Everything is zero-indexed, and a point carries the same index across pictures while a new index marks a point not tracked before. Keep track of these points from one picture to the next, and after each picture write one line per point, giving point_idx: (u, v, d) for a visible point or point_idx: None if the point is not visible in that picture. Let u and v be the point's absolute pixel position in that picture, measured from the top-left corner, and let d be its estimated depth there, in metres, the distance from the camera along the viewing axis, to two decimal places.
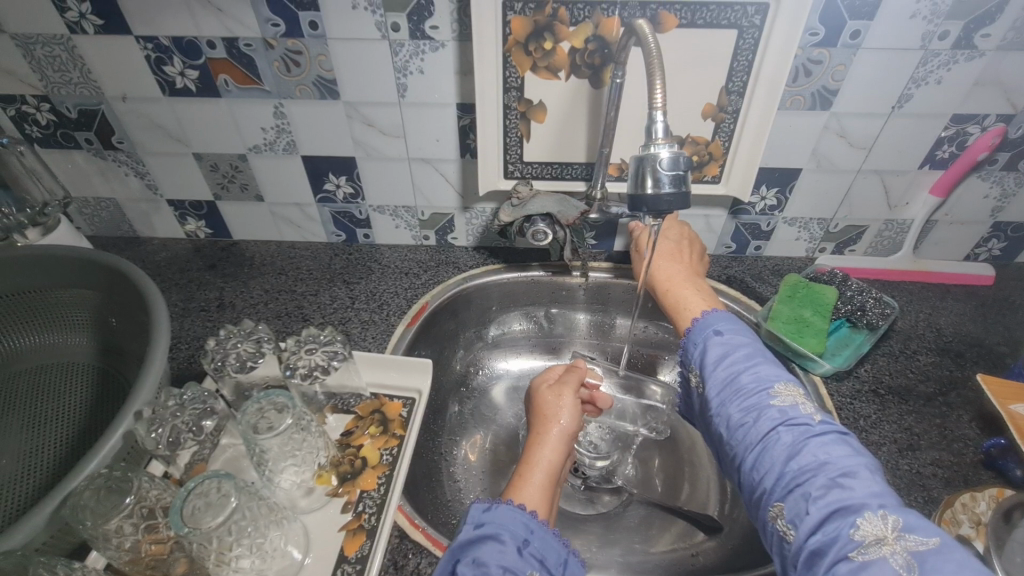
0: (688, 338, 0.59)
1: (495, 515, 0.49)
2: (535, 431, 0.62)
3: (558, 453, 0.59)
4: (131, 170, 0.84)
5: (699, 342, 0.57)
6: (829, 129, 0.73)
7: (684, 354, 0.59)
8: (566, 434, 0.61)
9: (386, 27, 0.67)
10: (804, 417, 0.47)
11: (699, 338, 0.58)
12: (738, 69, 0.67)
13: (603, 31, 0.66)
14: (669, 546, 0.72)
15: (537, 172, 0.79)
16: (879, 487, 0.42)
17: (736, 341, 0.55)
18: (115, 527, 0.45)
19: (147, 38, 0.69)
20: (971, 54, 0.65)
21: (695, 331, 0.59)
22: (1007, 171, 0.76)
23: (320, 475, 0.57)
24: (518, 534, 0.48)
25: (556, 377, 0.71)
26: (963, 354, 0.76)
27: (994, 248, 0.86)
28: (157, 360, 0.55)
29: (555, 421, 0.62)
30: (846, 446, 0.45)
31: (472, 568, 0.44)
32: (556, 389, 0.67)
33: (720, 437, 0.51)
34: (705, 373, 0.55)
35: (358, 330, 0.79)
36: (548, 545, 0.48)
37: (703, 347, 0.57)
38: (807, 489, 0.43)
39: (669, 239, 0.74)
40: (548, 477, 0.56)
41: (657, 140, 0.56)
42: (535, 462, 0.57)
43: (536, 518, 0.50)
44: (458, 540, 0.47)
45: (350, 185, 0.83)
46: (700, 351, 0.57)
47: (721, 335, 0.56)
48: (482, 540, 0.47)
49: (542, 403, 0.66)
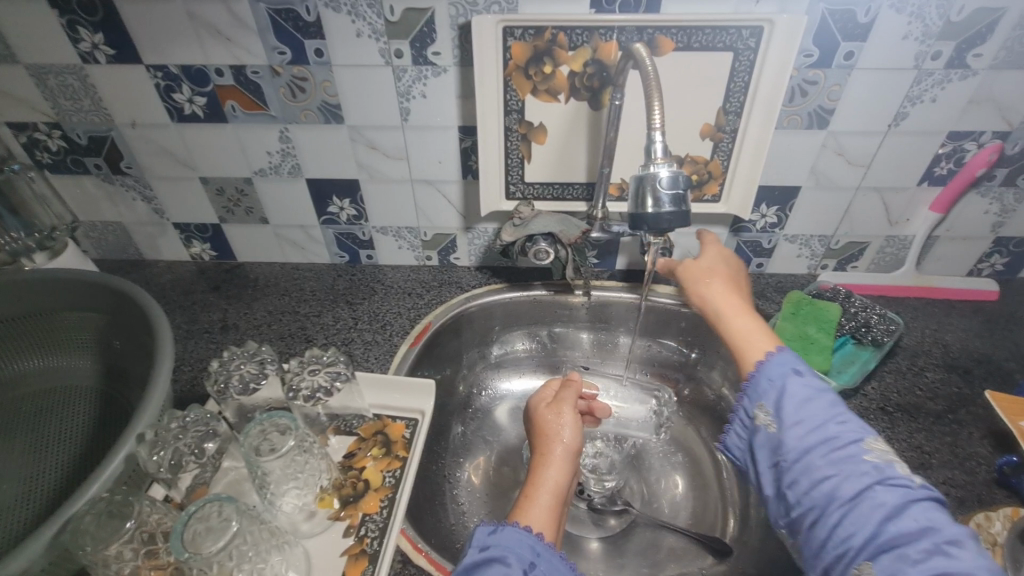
0: (759, 373, 0.56)
1: (500, 537, 0.48)
2: (536, 451, 0.62)
3: (563, 470, 0.59)
4: (139, 195, 0.85)
5: (775, 380, 0.54)
6: (827, 147, 0.74)
7: (753, 390, 0.55)
8: (569, 450, 0.61)
9: (390, 53, 0.68)
10: (902, 477, 0.46)
11: (776, 378, 0.55)
12: (735, 90, 0.69)
13: (601, 55, 0.67)
14: (678, 569, 0.71)
15: (539, 192, 0.79)
16: (984, 561, 0.41)
17: (817, 385, 0.53)
18: (116, 553, 0.45)
19: (157, 66, 0.71)
20: (964, 73, 0.66)
21: (769, 366, 0.55)
22: (1006, 187, 0.77)
23: (322, 497, 0.57)
24: (525, 557, 0.47)
25: (552, 395, 0.70)
26: (972, 370, 0.76)
27: (997, 263, 0.86)
28: (161, 383, 0.55)
29: (561, 437, 0.62)
30: (944, 513, 0.44)
31: None
32: (554, 407, 0.67)
33: (795, 485, 0.49)
34: (783, 416, 0.52)
35: (361, 350, 0.79)
36: (554, 569, 0.47)
37: (781, 387, 0.54)
38: (908, 555, 0.42)
39: (722, 263, 0.70)
40: (554, 498, 0.55)
41: (656, 160, 0.57)
42: (538, 483, 0.57)
43: (542, 540, 0.49)
44: (464, 563, 0.47)
45: (354, 207, 0.84)
46: (779, 390, 0.54)
47: (801, 376, 0.54)
48: (489, 562, 0.46)
49: (541, 422, 0.65)
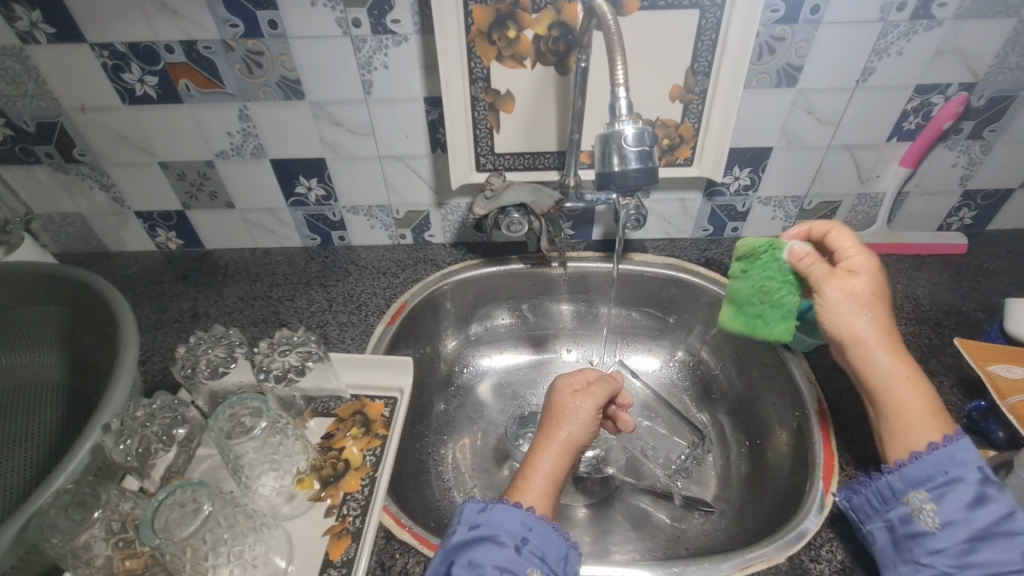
0: (940, 468, 0.50)
1: (490, 515, 0.50)
2: (541, 432, 0.59)
3: (562, 458, 0.57)
4: (96, 183, 0.82)
5: (957, 482, 0.49)
6: (797, 106, 0.73)
7: (912, 475, 0.51)
8: (574, 442, 0.58)
9: (347, 23, 0.66)
10: None
11: (949, 470, 0.50)
12: (703, 49, 0.67)
13: (566, 16, 0.66)
14: (664, 531, 0.72)
15: (510, 163, 0.78)
16: None
17: (1004, 497, 0.48)
18: (84, 543, 0.44)
19: (102, 45, 0.67)
20: (929, 24, 0.66)
21: (951, 466, 0.50)
22: (973, 139, 0.77)
23: (302, 479, 0.56)
24: (516, 533, 0.49)
25: (582, 382, 0.64)
26: (942, 322, 0.76)
27: (966, 217, 0.88)
28: (126, 372, 0.53)
29: (570, 429, 0.58)
30: None
31: (468, 570, 0.46)
32: (580, 396, 0.61)
33: None
34: (952, 522, 0.48)
35: (336, 332, 0.77)
36: (548, 540, 0.50)
37: (963, 494, 0.49)
38: None
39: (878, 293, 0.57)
40: (550, 482, 0.55)
41: (622, 117, 0.57)
42: (536, 465, 0.56)
43: (535, 514, 0.51)
44: (453, 540, 0.49)
45: (322, 187, 0.82)
46: (956, 494, 0.49)
47: (987, 484, 0.49)
48: (479, 541, 0.49)
49: (557, 405, 0.61)
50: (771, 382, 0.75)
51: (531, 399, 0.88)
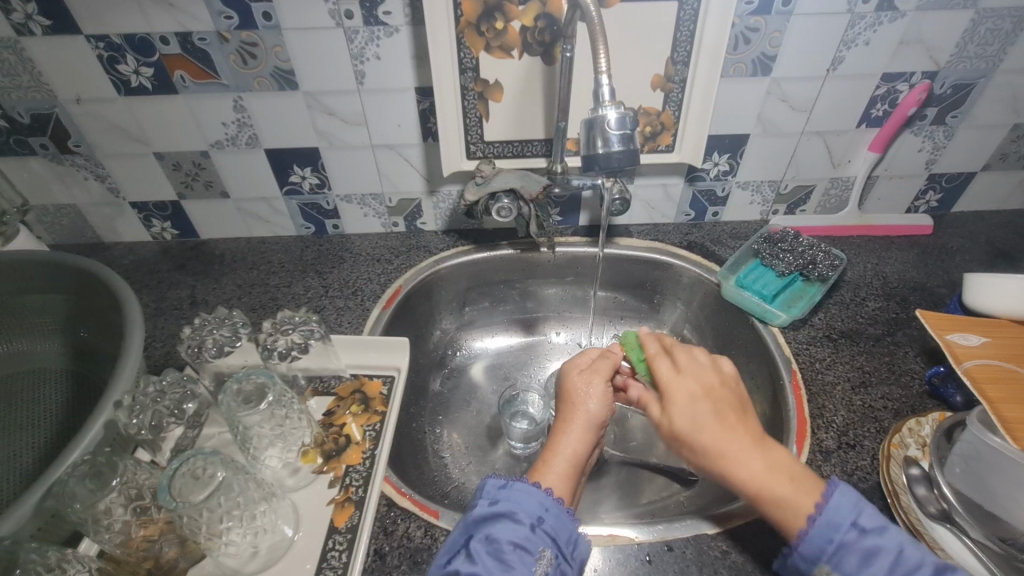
0: (820, 539, 0.48)
1: (509, 492, 0.52)
2: (559, 417, 0.63)
3: (583, 439, 0.60)
4: (91, 174, 0.83)
5: (837, 542, 0.47)
6: (771, 94, 0.77)
7: (806, 550, 0.48)
8: (593, 420, 0.61)
9: (340, 15, 0.68)
10: None
11: (834, 536, 0.47)
12: (682, 39, 0.71)
13: (551, 8, 0.68)
14: (651, 498, 0.76)
15: (499, 151, 0.81)
16: None
17: (882, 538, 0.47)
18: (104, 508, 0.46)
19: (98, 37, 0.68)
20: (893, 15, 0.70)
21: (826, 535, 0.47)
22: (936, 125, 0.82)
23: (306, 453, 0.59)
24: (533, 512, 0.51)
25: (588, 362, 0.68)
26: (908, 297, 0.81)
27: (932, 200, 0.93)
28: (133, 351, 0.55)
29: (586, 408, 0.62)
30: None
31: (485, 544, 0.49)
32: (586, 376, 0.65)
33: None
34: None
35: (333, 316, 0.80)
36: (561, 523, 0.52)
37: (849, 553, 0.47)
38: None
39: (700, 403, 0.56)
40: (571, 463, 0.58)
41: (605, 103, 0.61)
42: (557, 449, 0.59)
43: (551, 496, 0.53)
44: (473, 514, 0.52)
45: (316, 175, 0.84)
46: (846, 556, 0.47)
47: (862, 533, 0.47)
48: (498, 516, 0.51)
49: (569, 389, 0.64)
50: (749, 357, 0.79)
51: (522, 380, 0.92)
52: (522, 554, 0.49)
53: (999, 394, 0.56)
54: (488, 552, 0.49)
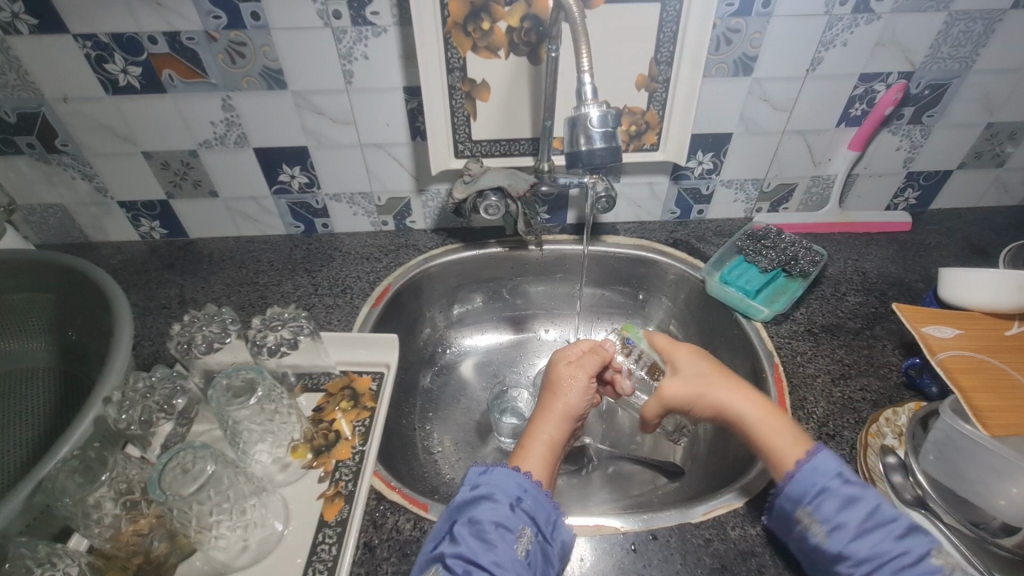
0: (806, 482, 0.52)
1: (489, 476, 0.54)
2: (541, 404, 0.64)
3: (559, 429, 0.61)
4: (78, 173, 0.83)
5: (820, 484, 0.52)
6: (753, 93, 0.79)
7: (793, 492, 0.53)
8: (571, 413, 0.63)
9: (328, 15, 0.69)
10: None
11: (818, 481, 0.52)
12: (665, 40, 0.72)
13: (537, 10, 0.70)
14: (638, 491, 0.77)
15: (487, 150, 0.82)
16: None
17: (863, 490, 0.51)
18: (94, 502, 0.46)
19: (85, 36, 0.69)
20: (869, 17, 0.72)
21: (811, 476, 0.52)
22: (913, 124, 0.84)
23: (295, 449, 0.59)
24: (511, 492, 0.53)
25: (578, 354, 0.69)
26: (887, 292, 0.83)
27: (910, 197, 0.95)
28: (121, 347, 0.56)
29: (566, 400, 0.63)
30: None
31: (468, 526, 0.50)
32: (573, 367, 0.66)
33: None
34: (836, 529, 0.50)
35: (323, 314, 0.80)
36: (540, 504, 0.53)
37: (829, 495, 0.51)
38: None
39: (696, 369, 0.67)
40: (548, 450, 0.59)
41: (587, 101, 0.62)
42: (535, 435, 0.60)
43: (529, 479, 0.54)
44: (457, 500, 0.53)
45: (305, 174, 0.85)
46: (825, 497, 0.51)
47: (846, 480, 0.52)
48: (479, 499, 0.52)
49: (554, 378, 0.66)
50: (733, 352, 0.81)
51: (511, 377, 0.93)
52: (503, 532, 0.50)
53: (971, 383, 0.60)
54: (470, 534, 0.49)
